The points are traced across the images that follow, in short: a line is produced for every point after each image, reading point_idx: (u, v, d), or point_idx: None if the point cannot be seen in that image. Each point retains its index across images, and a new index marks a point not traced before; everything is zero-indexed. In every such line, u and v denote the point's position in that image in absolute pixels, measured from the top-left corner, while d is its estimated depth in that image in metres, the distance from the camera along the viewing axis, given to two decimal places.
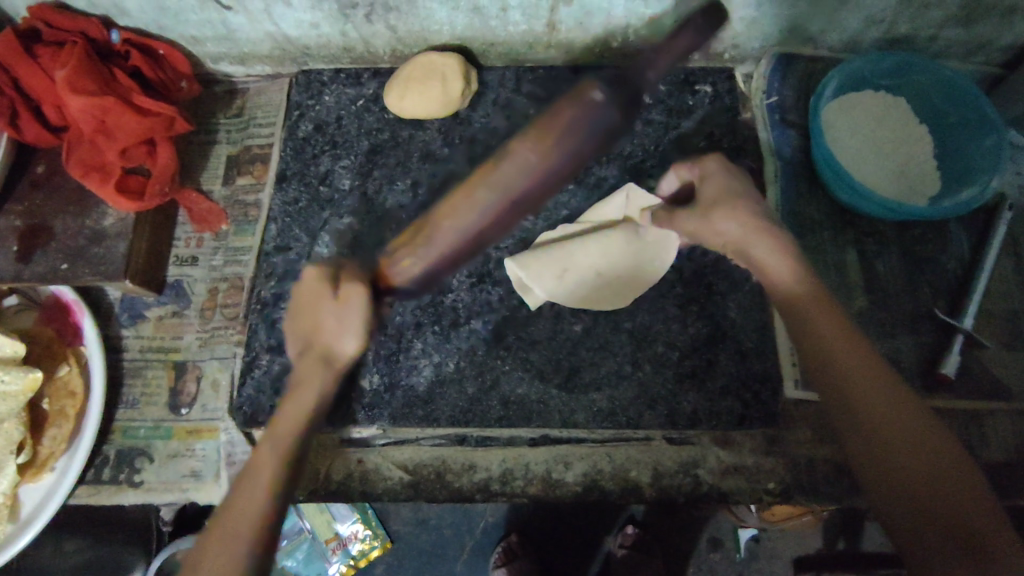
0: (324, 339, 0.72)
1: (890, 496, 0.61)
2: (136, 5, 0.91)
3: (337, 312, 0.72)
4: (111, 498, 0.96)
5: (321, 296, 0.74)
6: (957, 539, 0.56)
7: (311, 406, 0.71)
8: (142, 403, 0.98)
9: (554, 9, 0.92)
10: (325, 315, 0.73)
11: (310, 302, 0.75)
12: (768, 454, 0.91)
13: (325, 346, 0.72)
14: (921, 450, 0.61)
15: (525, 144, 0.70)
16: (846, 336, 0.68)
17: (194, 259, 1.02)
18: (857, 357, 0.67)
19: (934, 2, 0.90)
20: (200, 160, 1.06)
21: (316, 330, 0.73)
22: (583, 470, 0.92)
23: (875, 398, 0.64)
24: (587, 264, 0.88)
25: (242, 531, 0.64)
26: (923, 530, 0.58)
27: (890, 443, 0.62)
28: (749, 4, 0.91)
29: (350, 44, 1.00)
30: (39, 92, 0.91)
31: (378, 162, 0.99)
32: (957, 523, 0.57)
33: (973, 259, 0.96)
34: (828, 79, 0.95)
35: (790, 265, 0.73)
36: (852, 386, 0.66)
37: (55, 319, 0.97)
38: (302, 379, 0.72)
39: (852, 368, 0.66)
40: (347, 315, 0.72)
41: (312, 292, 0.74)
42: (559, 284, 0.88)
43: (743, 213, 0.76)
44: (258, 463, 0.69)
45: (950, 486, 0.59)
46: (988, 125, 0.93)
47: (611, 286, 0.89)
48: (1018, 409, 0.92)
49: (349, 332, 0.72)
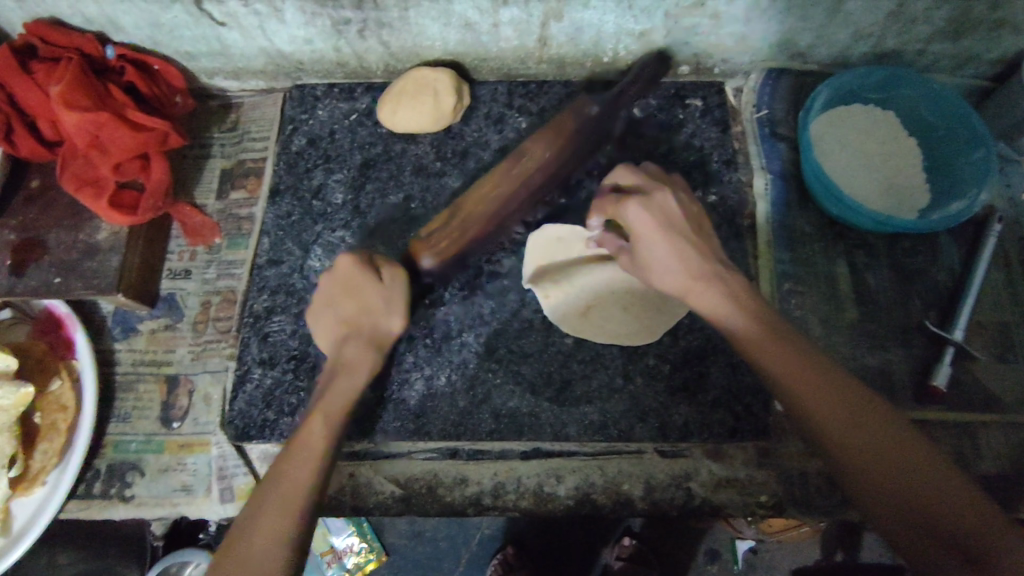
0: (364, 323, 0.81)
1: (887, 513, 0.62)
2: (131, 21, 0.92)
3: (381, 295, 0.81)
4: (102, 512, 0.95)
5: (361, 286, 0.81)
6: (957, 546, 0.57)
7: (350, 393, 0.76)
8: (134, 417, 0.97)
9: (545, 25, 0.93)
10: (363, 301, 0.81)
11: (348, 289, 0.82)
12: (760, 467, 0.91)
13: (375, 326, 0.80)
14: (906, 461, 0.62)
15: (541, 143, 0.92)
16: (811, 364, 0.70)
17: (187, 273, 1.03)
18: (817, 373, 0.69)
19: (921, 17, 0.91)
20: (195, 173, 1.07)
21: (355, 317, 0.81)
22: (575, 483, 0.92)
23: (838, 413, 0.66)
24: (608, 301, 0.92)
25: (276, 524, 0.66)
26: (925, 541, 0.58)
27: (877, 461, 0.63)
28: (738, 20, 0.93)
29: (344, 59, 1.01)
30: (34, 106, 0.92)
31: (371, 176, 1.00)
32: (952, 529, 0.58)
33: (964, 272, 0.96)
34: (816, 93, 0.96)
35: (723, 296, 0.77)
36: (828, 414, 0.67)
37: (47, 332, 0.97)
38: (349, 367, 0.78)
39: (827, 398, 0.67)
40: (386, 300, 0.82)
41: (354, 281, 0.82)
42: (566, 304, 0.92)
43: (680, 266, 0.79)
44: (295, 456, 0.71)
45: (944, 494, 0.59)
46: (978, 139, 0.94)
47: (632, 317, 0.91)
48: (1011, 420, 0.92)
49: (395, 310, 0.82)
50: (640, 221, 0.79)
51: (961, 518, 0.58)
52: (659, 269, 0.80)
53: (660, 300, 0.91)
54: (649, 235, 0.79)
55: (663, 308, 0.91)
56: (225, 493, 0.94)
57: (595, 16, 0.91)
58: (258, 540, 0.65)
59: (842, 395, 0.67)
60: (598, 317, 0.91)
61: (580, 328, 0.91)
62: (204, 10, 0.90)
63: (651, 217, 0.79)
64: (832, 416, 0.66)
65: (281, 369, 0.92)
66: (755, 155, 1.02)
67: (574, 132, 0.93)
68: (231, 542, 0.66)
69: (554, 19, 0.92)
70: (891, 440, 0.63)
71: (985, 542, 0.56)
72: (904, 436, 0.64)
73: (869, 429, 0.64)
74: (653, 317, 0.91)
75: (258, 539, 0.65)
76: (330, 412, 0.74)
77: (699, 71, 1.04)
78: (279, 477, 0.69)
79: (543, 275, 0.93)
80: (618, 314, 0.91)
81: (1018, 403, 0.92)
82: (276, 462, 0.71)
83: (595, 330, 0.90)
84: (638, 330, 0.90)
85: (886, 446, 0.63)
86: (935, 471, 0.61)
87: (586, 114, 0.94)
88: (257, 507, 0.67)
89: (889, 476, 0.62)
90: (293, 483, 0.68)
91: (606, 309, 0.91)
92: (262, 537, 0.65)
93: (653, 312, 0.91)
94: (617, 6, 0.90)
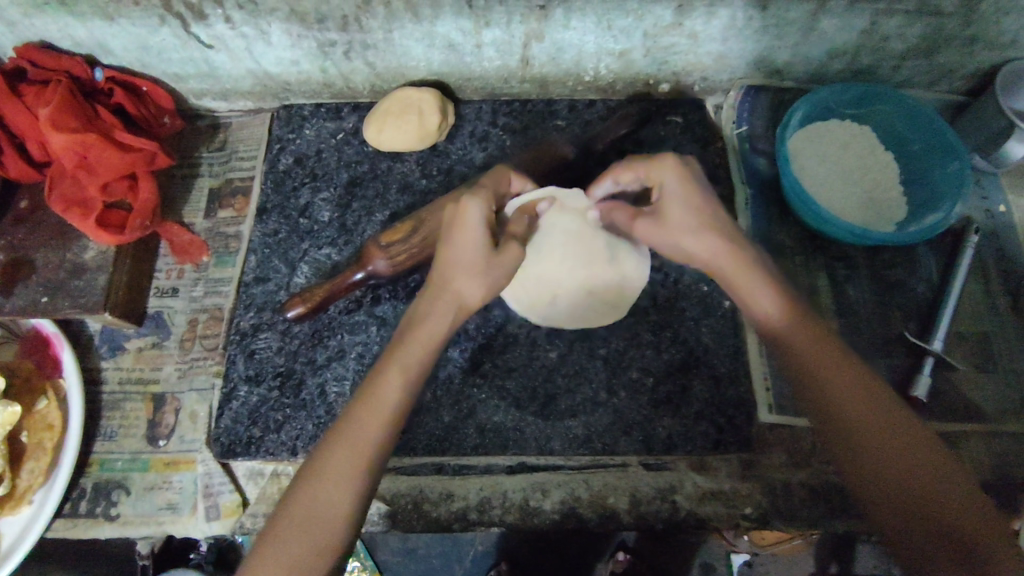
0: (454, 285, 0.72)
1: (889, 506, 0.63)
2: (120, 44, 0.94)
3: (482, 263, 0.72)
4: (88, 531, 0.95)
5: (475, 238, 0.72)
6: (952, 539, 0.59)
7: (418, 355, 0.71)
8: (120, 435, 0.97)
9: (527, 45, 0.95)
10: (463, 259, 0.72)
11: (461, 236, 0.72)
12: (745, 479, 0.92)
13: (459, 283, 0.72)
14: (922, 457, 0.63)
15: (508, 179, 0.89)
16: (833, 356, 0.69)
17: (175, 291, 1.03)
18: (836, 362, 0.69)
19: (893, 35, 0.94)
20: (182, 192, 1.08)
21: (458, 276, 0.72)
22: (560, 497, 0.92)
23: (855, 403, 0.66)
24: (575, 289, 0.87)
25: (333, 474, 0.65)
26: (919, 538, 0.60)
27: (887, 458, 0.63)
28: (715, 39, 0.95)
29: (330, 80, 1.03)
30: (24, 128, 0.93)
31: (356, 195, 1.01)
32: (954, 529, 0.59)
33: (942, 282, 0.98)
34: (794, 109, 0.98)
35: (730, 254, 0.74)
36: (844, 406, 0.67)
37: (34, 351, 0.97)
38: (416, 323, 0.72)
39: (837, 385, 0.68)
40: (492, 280, 0.72)
41: (470, 236, 0.72)
42: (534, 300, 0.88)
43: (714, 231, 0.74)
44: (337, 456, 0.65)
45: (949, 496, 0.61)
46: (952, 152, 0.96)
47: (597, 301, 0.89)
48: (994, 429, 0.93)
49: (473, 278, 0.71)
50: (677, 179, 0.76)
51: (963, 520, 0.60)
52: (686, 231, 0.75)
53: (621, 276, 0.88)
54: (681, 194, 0.75)
55: (625, 284, 0.89)
56: (210, 511, 0.94)
57: (576, 36, 0.94)
58: (297, 552, 0.62)
59: (859, 383, 0.67)
60: (566, 306, 0.89)
61: (550, 318, 0.90)
62: (193, 33, 0.92)
63: (686, 178, 0.76)
64: (841, 403, 0.67)
65: (267, 386, 0.92)
66: (733, 172, 1.03)
67: (545, 173, 0.92)
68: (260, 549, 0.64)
69: (536, 39, 0.94)
70: (904, 434, 0.64)
71: (981, 544, 0.59)
72: (919, 435, 0.64)
73: (887, 427, 0.65)
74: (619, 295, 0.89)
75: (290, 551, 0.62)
76: (380, 411, 0.67)
77: (680, 89, 1.06)
78: (321, 479, 0.65)
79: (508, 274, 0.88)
80: (584, 300, 0.88)
81: (999, 412, 0.93)
82: (317, 456, 0.66)
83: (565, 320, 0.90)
84: (602, 312, 0.90)
85: (896, 439, 0.64)
86: (946, 474, 0.62)
87: (561, 159, 0.92)
88: (296, 512, 0.64)
89: (895, 472, 0.63)
90: (339, 485, 0.64)
91: (574, 295, 0.88)
92: (305, 545, 0.63)
93: (615, 294, 0.89)
94: (596, 27, 0.92)
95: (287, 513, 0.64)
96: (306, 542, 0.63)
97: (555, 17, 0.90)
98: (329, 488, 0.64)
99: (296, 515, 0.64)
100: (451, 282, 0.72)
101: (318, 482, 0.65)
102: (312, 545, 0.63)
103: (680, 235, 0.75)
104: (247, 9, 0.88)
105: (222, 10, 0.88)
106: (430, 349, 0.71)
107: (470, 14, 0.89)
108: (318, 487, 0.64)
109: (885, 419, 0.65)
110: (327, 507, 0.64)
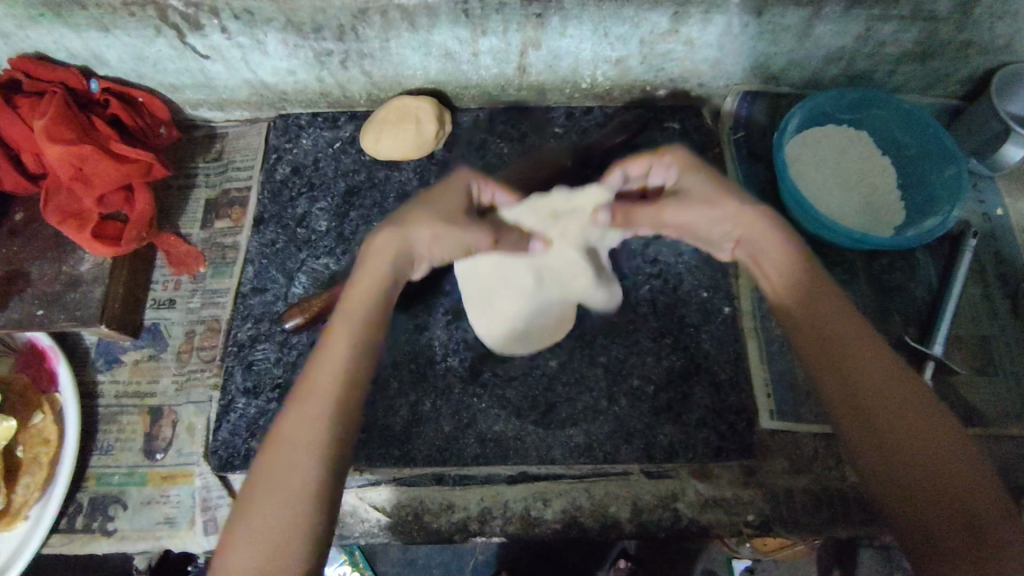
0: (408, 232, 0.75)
1: (900, 499, 0.62)
2: (115, 55, 0.94)
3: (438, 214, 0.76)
4: (84, 547, 0.94)
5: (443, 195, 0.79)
6: (965, 538, 0.58)
7: (366, 317, 0.72)
8: (116, 449, 0.97)
9: (523, 53, 0.95)
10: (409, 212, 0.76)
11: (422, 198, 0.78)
12: (746, 486, 0.91)
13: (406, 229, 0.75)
14: (939, 454, 0.61)
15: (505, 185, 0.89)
16: (857, 348, 0.67)
17: (171, 302, 1.03)
18: (861, 354, 0.67)
19: (889, 40, 0.94)
20: (179, 203, 1.08)
21: (413, 220, 0.75)
22: (561, 507, 0.92)
23: (874, 395, 0.65)
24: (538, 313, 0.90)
25: (297, 437, 0.64)
26: (935, 534, 0.59)
27: (905, 448, 0.62)
28: (710, 46, 0.95)
29: (327, 89, 1.03)
30: (18, 140, 0.92)
31: (355, 204, 1.01)
32: (969, 528, 0.58)
33: (942, 286, 0.98)
34: (790, 115, 0.97)
35: (766, 224, 0.75)
36: (869, 393, 0.65)
37: (31, 365, 0.96)
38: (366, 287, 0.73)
39: (858, 377, 0.66)
40: (447, 231, 0.75)
41: (440, 193, 0.79)
42: (496, 319, 0.90)
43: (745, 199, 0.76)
44: (302, 425, 0.65)
45: (970, 496, 0.59)
46: (950, 156, 0.95)
47: (556, 322, 0.91)
48: (997, 433, 0.92)
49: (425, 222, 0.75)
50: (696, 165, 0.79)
51: (981, 517, 0.58)
52: (726, 199, 0.75)
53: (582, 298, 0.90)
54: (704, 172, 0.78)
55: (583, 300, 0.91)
56: (208, 525, 0.93)
57: (572, 44, 0.94)
58: (264, 529, 0.61)
59: (888, 375, 0.66)
60: (526, 332, 0.90)
61: (510, 340, 0.90)
62: (188, 44, 0.92)
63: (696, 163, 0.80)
64: (859, 394, 0.66)
65: (266, 398, 0.92)
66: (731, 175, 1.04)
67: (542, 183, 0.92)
68: (230, 538, 0.62)
69: (532, 47, 0.94)
70: (924, 429, 0.63)
71: (1000, 546, 0.57)
72: (940, 431, 0.62)
73: (908, 419, 0.63)
74: (568, 310, 0.91)
75: (258, 536, 0.61)
76: (333, 372, 0.68)
77: (677, 94, 1.06)
78: (286, 448, 0.64)
79: (474, 287, 0.91)
80: (543, 321, 0.90)
81: (1000, 415, 0.93)
82: (278, 424, 0.66)
83: (523, 342, 0.90)
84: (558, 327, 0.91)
85: (914, 432, 0.63)
86: (970, 476, 0.60)
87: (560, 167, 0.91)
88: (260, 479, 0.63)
89: (910, 465, 0.62)
90: (302, 448, 0.64)
91: (535, 319, 0.90)
92: (270, 522, 0.61)
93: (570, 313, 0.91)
94: (593, 34, 0.92)
95: (255, 482, 0.63)
96: (276, 513, 0.61)
97: (551, 26, 0.90)
98: (293, 451, 0.64)
99: (261, 491, 0.62)
100: (403, 225, 0.75)
101: (284, 455, 0.63)
102: (285, 514, 0.61)
103: (724, 203, 0.75)
104: (243, 20, 0.88)
105: (217, 20, 0.87)
106: (373, 311, 0.72)
107: (466, 23, 0.89)
108: (286, 459, 0.63)
109: (906, 413, 0.63)
110: (297, 477, 0.63)
